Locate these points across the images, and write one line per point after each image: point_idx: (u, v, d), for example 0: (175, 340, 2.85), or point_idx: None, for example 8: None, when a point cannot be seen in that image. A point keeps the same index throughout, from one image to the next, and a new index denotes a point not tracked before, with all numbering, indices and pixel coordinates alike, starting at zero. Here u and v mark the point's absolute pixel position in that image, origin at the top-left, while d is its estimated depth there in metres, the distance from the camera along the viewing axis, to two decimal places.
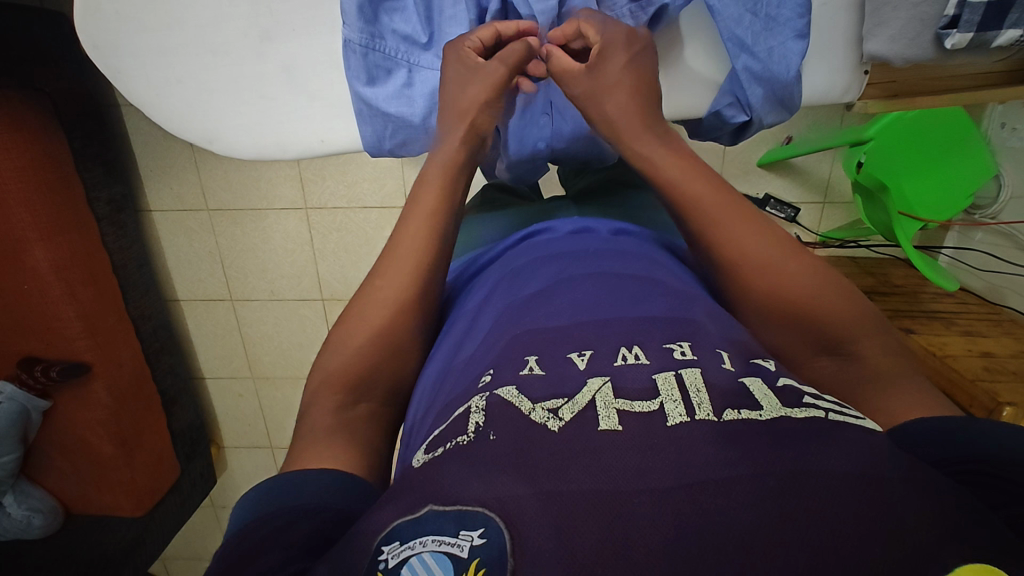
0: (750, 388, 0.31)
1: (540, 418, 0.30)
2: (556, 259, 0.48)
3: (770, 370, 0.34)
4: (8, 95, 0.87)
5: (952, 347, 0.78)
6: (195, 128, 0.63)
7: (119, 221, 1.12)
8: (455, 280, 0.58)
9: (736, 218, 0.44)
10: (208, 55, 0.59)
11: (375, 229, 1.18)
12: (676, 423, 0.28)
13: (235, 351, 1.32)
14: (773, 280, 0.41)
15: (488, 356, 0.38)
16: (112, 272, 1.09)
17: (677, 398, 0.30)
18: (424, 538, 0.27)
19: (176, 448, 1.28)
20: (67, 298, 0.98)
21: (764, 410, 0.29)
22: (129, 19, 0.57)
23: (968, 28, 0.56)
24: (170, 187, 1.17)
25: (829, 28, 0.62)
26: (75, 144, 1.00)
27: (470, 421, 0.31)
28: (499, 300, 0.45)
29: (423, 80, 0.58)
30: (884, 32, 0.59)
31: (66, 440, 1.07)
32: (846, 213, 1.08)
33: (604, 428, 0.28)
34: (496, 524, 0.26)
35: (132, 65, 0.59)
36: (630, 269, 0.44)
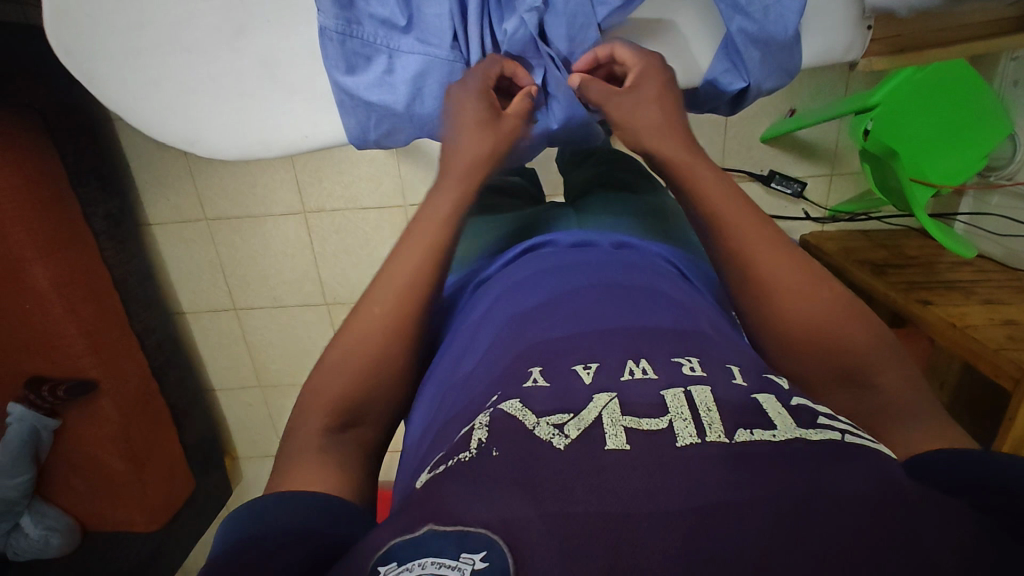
0: (763, 407, 0.31)
1: (546, 434, 0.30)
2: (557, 272, 0.48)
3: (784, 390, 0.34)
4: None
5: (973, 316, 0.75)
6: (176, 131, 0.62)
7: (118, 236, 1.11)
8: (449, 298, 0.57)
9: (762, 244, 0.44)
10: (183, 55, 0.57)
11: (375, 229, 1.17)
12: (687, 444, 0.28)
13: (243, 361, 1.32)
14: (798, 310, 0.41)
15: (493, 370, 0.38)
16: (113, 288, 1.08)
17: (687, 416, 0.30)
18: (421, 561, 0.26)
19: (190, 461, 1.27)
20: (69, 315, 0.97)
21: (778, 431, 0.29)
22: (98, 20, 0.54)
23: None
24: (167, 199, 1.16)
25: None
26: (67, 159, 0.99)
27: (473, 437, 0.31)
28: (500, 315, 0.45)
29: (404, 65, 0.56)
30: None
31: (78, 457, 1.08)
32: (856, 183, 1.06)
33: (611, 447, 0.29)
34: (500, 547, 0.25)
35: (108, 70, 0.57)
36: (634, 281, 0.45)
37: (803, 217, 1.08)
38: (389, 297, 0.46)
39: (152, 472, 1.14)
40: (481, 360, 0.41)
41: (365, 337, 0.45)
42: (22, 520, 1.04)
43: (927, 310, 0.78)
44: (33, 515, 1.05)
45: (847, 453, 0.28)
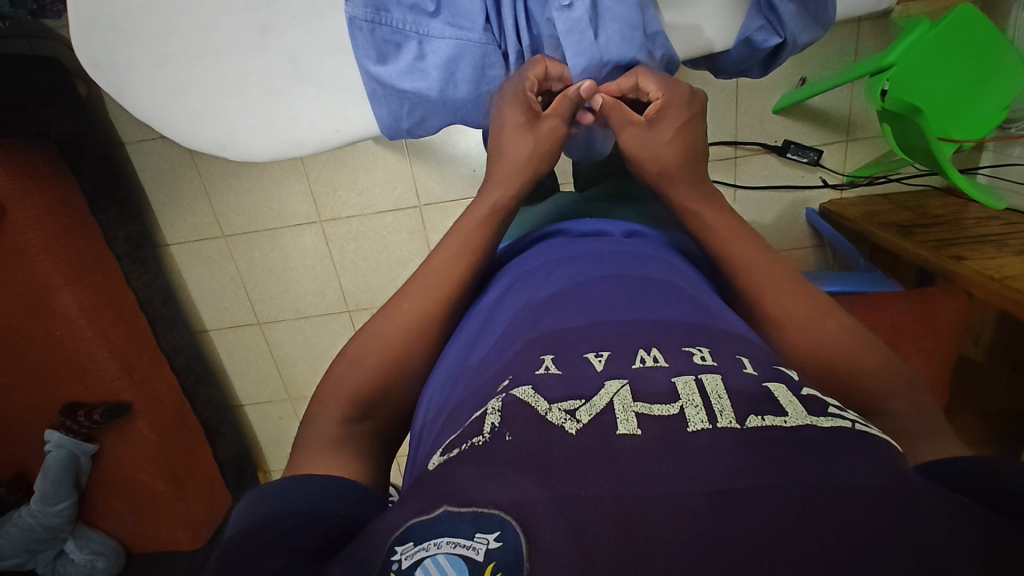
0: (774, 395, 0.30)
1: (558, 419, 0.29)
2: (567, 263, 0.48)
3: (794, 379, 0.33)
4: (15, 144, 0.88)
5: (1010, 268, 0.74)
6: (207, 136, 0.62)
7: (140, 259, 1.12)
8: None
9: (771, 279, 0.44)
10: (210, 58, 0.57)
11: (392, 234, 1.17)
12: (697, 430, 0.27)
13: (270, 375, 1.32)
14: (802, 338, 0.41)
15: (502, 361, 0.38)
16: (139, 310, 1.08)
17: (698, 403, 0.29)
18: (438, 539, 0.26)
19: (225, 477, 1.28)
20: (99, 339, 0.98)
21: (789, 417, 0.28)
22: (123, 32, 0.55)
23: None
24: (184, 218, 1.16)
25: None
26: (86, 187, 1.00)
27: (487, 422, 0.31)
28: (508, 308, 0.45)
29: (435, 50, 0.56)
30: None
31: (115, 481, 1.09)
32: (873, 148, 1.05)
33: (623, 431, 0.28)
34: (511, 525, 0.25)
35: (134, 80, 0.58)
36: (647, 272, 0.45)
37: (820, 186, 1.07)
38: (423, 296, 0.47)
39: (191, 488, 1.15)
40: (494, 351, 0.40)
41: (391, 338, 0.45)
42: (68, 546, 1.06)
43: (963, 265, 0.77)
44: (77, 541, 1.08)
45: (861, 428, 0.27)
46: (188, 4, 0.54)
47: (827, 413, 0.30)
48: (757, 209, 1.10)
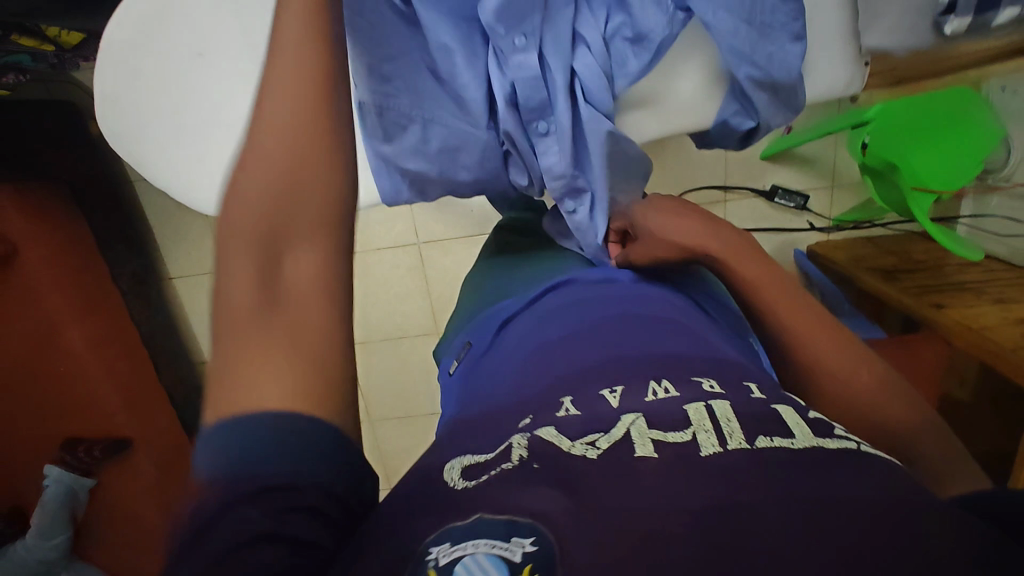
0: (784, 416, 0.33)
1: (579, 450, 0.32)
2: (580, 311, 0.51)
3: (801, 404, 0.36)
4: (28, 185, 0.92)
5: (987, 317, 0.77)
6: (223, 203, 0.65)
7: (144, 295, 1.14)
8: (483, 335, 0.59)
9: (817, 335, 0.50)
10: (226, 130, 0.60)
11: (391, 271, 1.20)
12: (710, 453, 0.30)
13: None
14: (838, 386, 0.48)
15: (524, 394, 0.42)
16: (141, 344, 1.13)
17: (709, 427, 0.32)
18: (476, 540, 0.27)
19: None
20: (105, 375, 1.03)
21: (796, 438, 0.31)
22: (144, 108, 0.58)
23: (966, 13, 0.54)
24: (189, 254, 1.18)
25: (819, 27, 0.56)
26: (95, 225, 1.04)
27: (514, 453, 0.32)
28: (528, 345, 0.50)
29: (439, 134, 0.58)
30: (881, 24, 0.55)
31: (115, 509, 1.07)
32: (857, 193, 1.08)
33: (639, 455, 0.31)
34: (546, 533, 0.27)
35: (152, 152, 0.60)
36: (654, 317, 0.48)
37: (808, 229, 1.10)
38: (318, 233, 0.36)
39: None
40: (517, 388, 0.44)
41: (283, 279, 0.35)
42: None
43: (940, 312, 0.80)
44: None
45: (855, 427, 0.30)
46: (205, 82, 0.57)
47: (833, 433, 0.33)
48: None
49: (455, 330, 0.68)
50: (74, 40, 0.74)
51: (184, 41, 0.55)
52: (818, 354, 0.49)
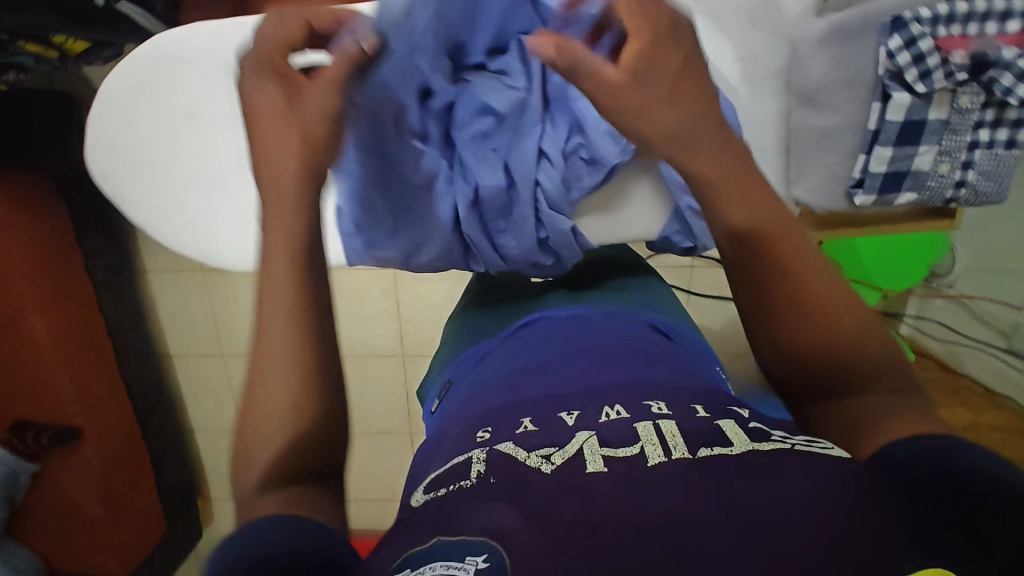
0: (724, 430, 0.36)
1: (535, 463, 0.35)
2: (551, 343, 0.54)
3: (744, 417, 0.39)
4: (10, 173, 0.92)
5: None
6: (192, 248, 0.64)
7: (117, 285, 1.15)
8: (462, 367, 0.63)
9: (806, 270, 0.42)
10: (205, 183, 0.61)
11: (366, 290, 1.22)
12: (655, 463, 0.33)
13: (225, 405, 1.37)
14: (813, 326, 0.41)
15: (485, 415, 0.45)
16: (106, 335, 1.12)
17: (656, 442, 0.35)
18: (432, 565, 0.30)
19: (164, 503, 1.32)
20: (62, 363, 1.02)
21: (734, 446, 0.34)
22: (132, 155, 0.60)
23: (871, 191, 0.65)
24: (166, 250, 1.20)
25: (764, 166, 0.64)
26: (76, 216, 1.04)
27: (472, 469, 0.36)
28: (498, 377, 0.52)
29: (409, 227, 0.61)
30: (806, 180, 0.66)
31: (53, 500, 1.10)
32: None
33: (591, 470, 0.33)
34: (497, 550, 0.29)
35: (130, 196, 0.62)
36: (616, 347, 0.51)
37: None
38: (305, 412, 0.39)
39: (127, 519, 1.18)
40: (480, 412, 0.47)
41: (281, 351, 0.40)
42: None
43: None
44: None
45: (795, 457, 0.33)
46: (191, 139, 0.59)
47: (769, 439, 0.35)
48: (707, 315, 1.18)
49: (436, 371, 0.70)
50: (79, 49, 0.77)
51: (179, 101, 0.58)
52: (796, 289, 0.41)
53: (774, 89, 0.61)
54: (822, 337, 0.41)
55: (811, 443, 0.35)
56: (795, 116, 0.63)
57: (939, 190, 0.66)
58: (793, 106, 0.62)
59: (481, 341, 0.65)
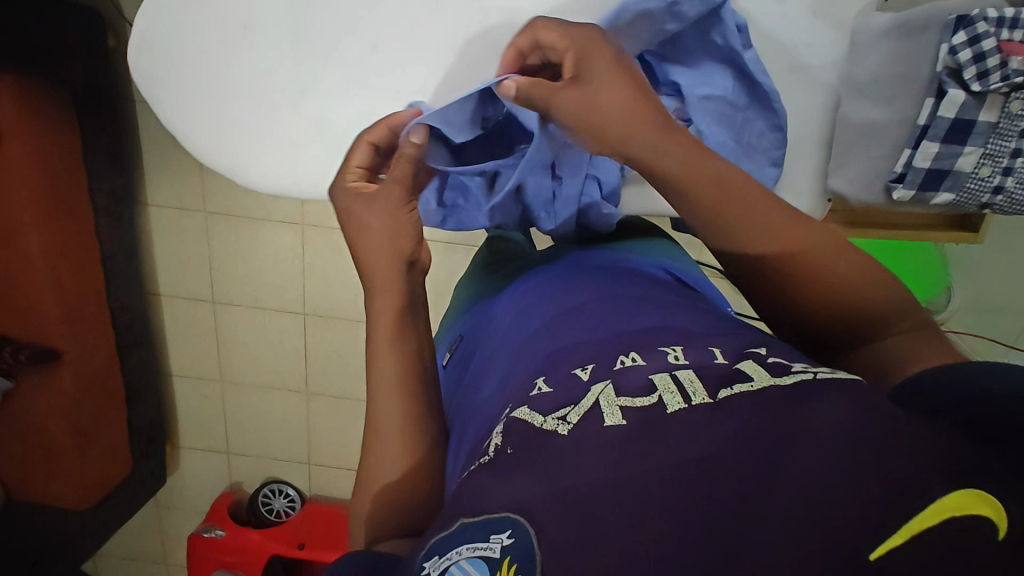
0: (744, 368, 0.35)
1: (551, 426, 0.35)
2: (565, 292, 0.56)
3: (763, 354, 0.38)
4: (27, 80, 0.90)
5: None
6: (225, 163, 0.70)
7: (116, 212, 1.13)
8: (478, 319, 0.65)
9: (786, 225, 0.47)
10: (248, 99, 0.66)
11: None
12: (675, 410, 0.32)
13: (208, 352, 1.35)
14: (805, 271, 0.47)
15: (508, 385, 0.46)
16: (99, 261, 1.10)
17: (674, 390, 0.34)
18: (460, 548, 0.31)
19: (133, 443, 1.30)
20: (51, 282, 0.99)
21: (755, 381, 0.33)
22: (177, 58, 0.63)
23: (911, 186, 0.72)
24: (171, 185, 1.19)
25: (799, 167, 0.72)
26: (86, 134, 1.02)
27: (491, 443, 0.37)
28: (512, 336, 0.54)
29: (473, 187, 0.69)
30: (845, 173, 0.72)
31: (23, 422, 1.08)
32: None
33: (610, 423, 0.33)
34: (521, 525, 0.30)
35: (171, 99, 0.66)
36: (628, 295, 0.53)
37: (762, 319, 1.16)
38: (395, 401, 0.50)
39: (94, 451, 1.15)
40: (499, 380, 0.48)
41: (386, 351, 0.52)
42: None
43: None
44: None
45: (817, 388, 0.32)
46: (239, 54, 0.64)
47: (792, 370, 0.35)
48: None
49: (452, 323, 0.73)
50: None
51: (233, 17, 0.62)
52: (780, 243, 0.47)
53: (827, 83, 0.67)
54: (838, 290, 0.46)
55: (831, 369, 0.35)
56: (846, 107, 0.68)
57: (974, 193, 0.74)
58: (847, 97, 0.68)
59: (497, 292, 0.67)
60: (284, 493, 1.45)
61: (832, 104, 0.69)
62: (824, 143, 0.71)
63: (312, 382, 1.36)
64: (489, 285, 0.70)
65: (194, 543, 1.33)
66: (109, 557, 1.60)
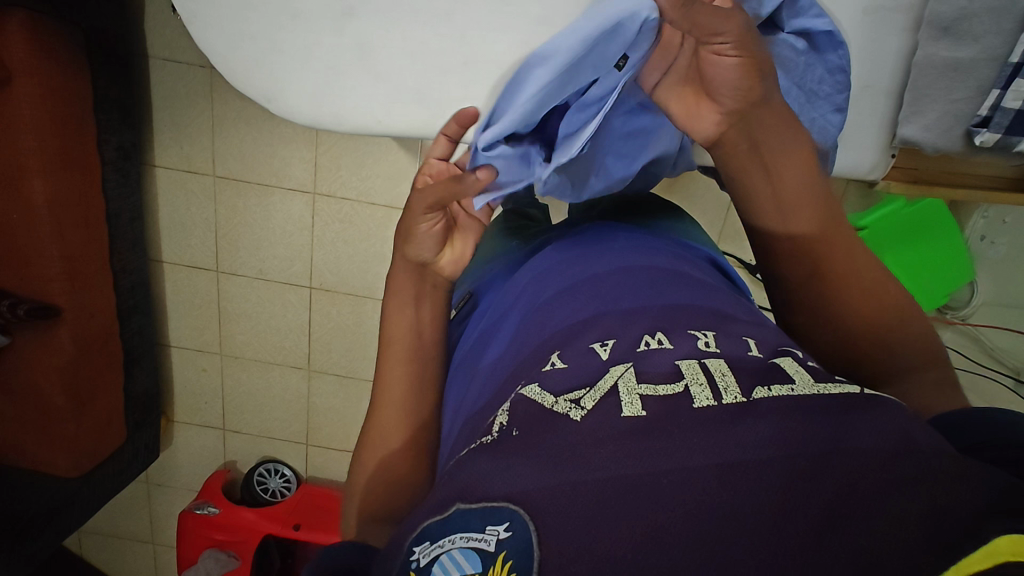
0: (782, 366, 0.33)
1: (563, 408, 0.33)
2: (589, 256, 0.52)
3: (800, 355, 0.36)
4: (43, 22, 0.88)
5: None
6: (259, 85, 0.68)
7: (124, 169, 1.10)
8: (485, 285, 0.62)
9: (850, 261, 0.56)
10: (288, 19, 0.64)
11: (378, 227, 1.20)
12: (703, 406, 0.30)
13: (209, 325, 1.32)
14: (857, 304, 0.55)
15: (516, 354, 0.43)
16: (104, 219, 1.07)
17: (703, 382, 0.32)
18: (452, 536, 0.31)
19: (128, 413, 1.26)
20: (55, 236, 0.96)
21: (797, 385, 0.31)
22: None
23: (997, 129, 0.71)
24: (180, 146, 1.16)
25: (865, 107, 0.74)
26: (98, 84, 1.00)
27: (495, 422, 0.34)
28: (527, 300, 0.50)
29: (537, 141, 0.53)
30: (920, 120, 0.72)
31: (16, 381, 1.04)
32: None
33: (628, 413, 0.31)
34: (518, 516, 0.29)
35: (205, 11, 0.64)
36: (657, 264, 0.49)
37: None
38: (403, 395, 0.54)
39: (89, 415, 1.12)
40: (508, 347, 0.45)
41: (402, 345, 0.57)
42: None
43: None
44: None
45: (861, 401, 0.29)
46: None
47: (835, 379, 0.32)
48: None
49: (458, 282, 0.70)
50: None
51: None
52: (840, 274, 0.56)
53: (905, 23, 0.68)
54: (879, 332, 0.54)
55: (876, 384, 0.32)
56: (924, 48, 0.69)
57: None
58: (927, 37, 0.68)
59: (508, 260, 0.64)
60: (281, 473, 1.43)
61: (909, 48, 0.70)
62: (895, 91, 0.73)
63: (315, 361, 1.33)
64: (500, 252, 0.67)
65: (187, 520, 1.30)
66: (93, 534, 1.55)
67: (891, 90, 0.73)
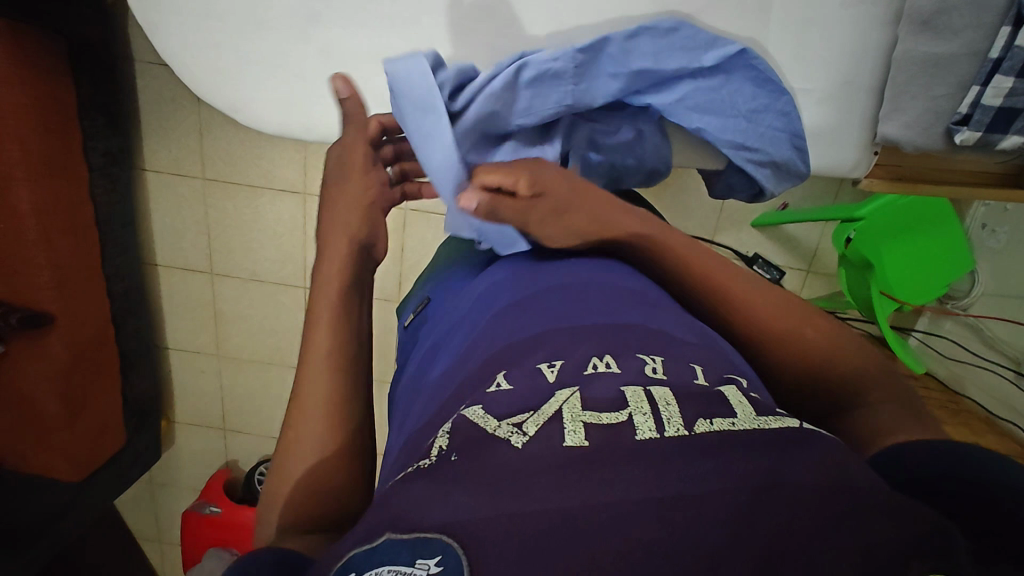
0: (727, 397, 0.34)
1: (505, 433, 0.31)
2: (541, 272, 0.51)
3: (742, 385, 0.37)
4: (24, 29, 0.87)
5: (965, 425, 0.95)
6: (226, 97, 0.74)
7: (111, 174, 1.09)
8: (439, 296, 0.61)
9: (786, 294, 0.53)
10: (251, 27, 0.70)
11: None
12: (645, 438, 0.30)
13: (205, 327, 1.32)
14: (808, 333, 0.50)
15: (462, 371, 0.42)
16: (93, 226, 1.06)
17: (647, 411, 0.32)
18: (379, 569, 0.27)
19: (126, 418, 1.26)
20: (42, 244, 0.96)
21: (737, 420, 0.31)
22: None
23: (977, 127, 0.71)
24: (169, 148, 1.15)
25: (850, 103, 0.74)
26: (82, 90, 0.99)
27: (435, 445, 0.33)
28: (478, 313, 0.49)
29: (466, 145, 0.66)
30: (900, 117, 0.73)
31: None
32: (828, 283, 1.17)
33: (570, 443, 0.30)
34: (454, 548, 0.26)
35: (174, 24, 0.70)
36: (608, 281, 0.48)
37: None
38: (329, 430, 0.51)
39: (85, 420, 1.12)
40: (455, 362, 0.44)
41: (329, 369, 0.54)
42: None
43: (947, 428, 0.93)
44: None
45: (793, 436, 0.30)
46: None
47: (774, 413, 0.33)
48: None
49: (418, 289, 0.70)
50: None
51: None
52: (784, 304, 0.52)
53: (886, 17, 0.69)
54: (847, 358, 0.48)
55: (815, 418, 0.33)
56: (905, 42, 0.69)
57: None
58: (908, 31, 0.69)
59: (461, 271, 0.63)
60: None
61: (890, 41, 0.71)
62: (876, 88, 0.73)
63: None
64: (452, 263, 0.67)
65: (193, 520, 1.32)
66: None
67: (871, 86, 0.73)
